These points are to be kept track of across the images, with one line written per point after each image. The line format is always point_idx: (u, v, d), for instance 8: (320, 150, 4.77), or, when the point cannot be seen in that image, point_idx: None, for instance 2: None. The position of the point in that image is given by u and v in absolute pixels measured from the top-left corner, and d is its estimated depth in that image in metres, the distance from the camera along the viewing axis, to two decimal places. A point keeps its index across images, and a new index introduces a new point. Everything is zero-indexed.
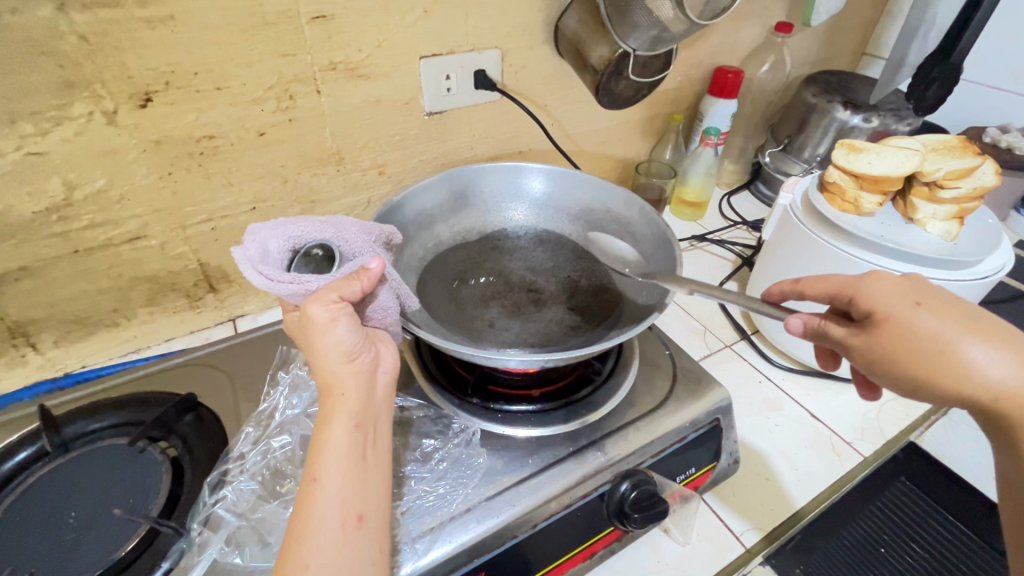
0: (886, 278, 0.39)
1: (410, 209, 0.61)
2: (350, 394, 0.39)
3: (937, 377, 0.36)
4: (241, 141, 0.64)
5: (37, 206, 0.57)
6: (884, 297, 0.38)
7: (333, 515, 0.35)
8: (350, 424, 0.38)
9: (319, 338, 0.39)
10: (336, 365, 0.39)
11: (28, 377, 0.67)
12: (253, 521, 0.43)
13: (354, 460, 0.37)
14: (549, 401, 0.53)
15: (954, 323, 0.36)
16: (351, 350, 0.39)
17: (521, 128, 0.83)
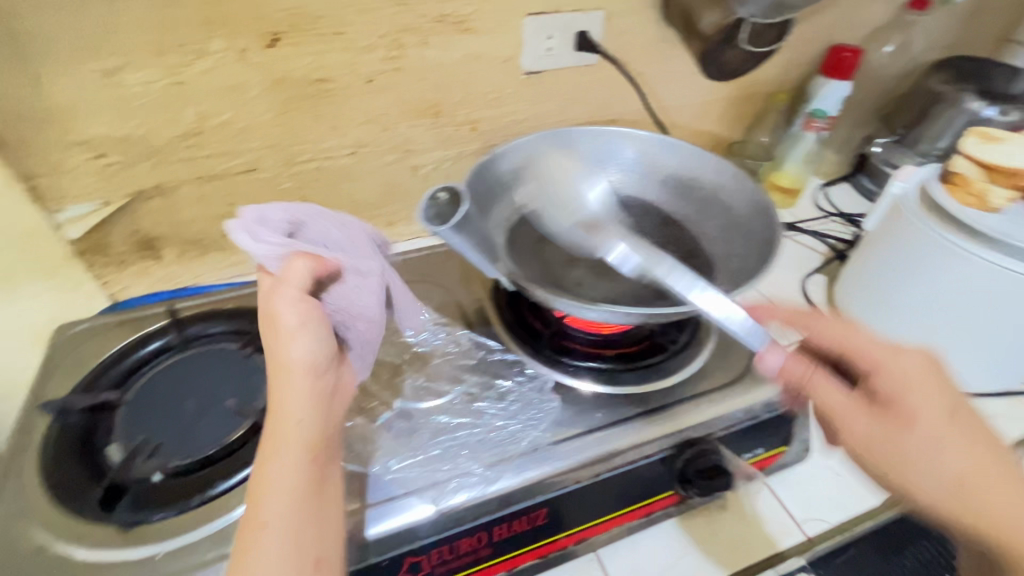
0: (917, 359, 0.40)
1: (502, 166, 0.62)
2: (302, 407, 0.38)
3: (887, 442, 0.38)
4: (351, 87, 0.68)
5: (174, 132, 0.64)
6: (908, 376, 0.39)
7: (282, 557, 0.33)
8: (309, 440, 0.37)
9: (286, 345, 0.39)
10: (298, 375, 0.39)
11: (150, 285, 0.76)
12: (343, 429, 0.48)
13: (305, 498, 0.35)
14: (622, 362, 0.54)
15: (933, 397, 0.38)
16: (306, 351, 0.40)
17: (615, 95, 0.82)
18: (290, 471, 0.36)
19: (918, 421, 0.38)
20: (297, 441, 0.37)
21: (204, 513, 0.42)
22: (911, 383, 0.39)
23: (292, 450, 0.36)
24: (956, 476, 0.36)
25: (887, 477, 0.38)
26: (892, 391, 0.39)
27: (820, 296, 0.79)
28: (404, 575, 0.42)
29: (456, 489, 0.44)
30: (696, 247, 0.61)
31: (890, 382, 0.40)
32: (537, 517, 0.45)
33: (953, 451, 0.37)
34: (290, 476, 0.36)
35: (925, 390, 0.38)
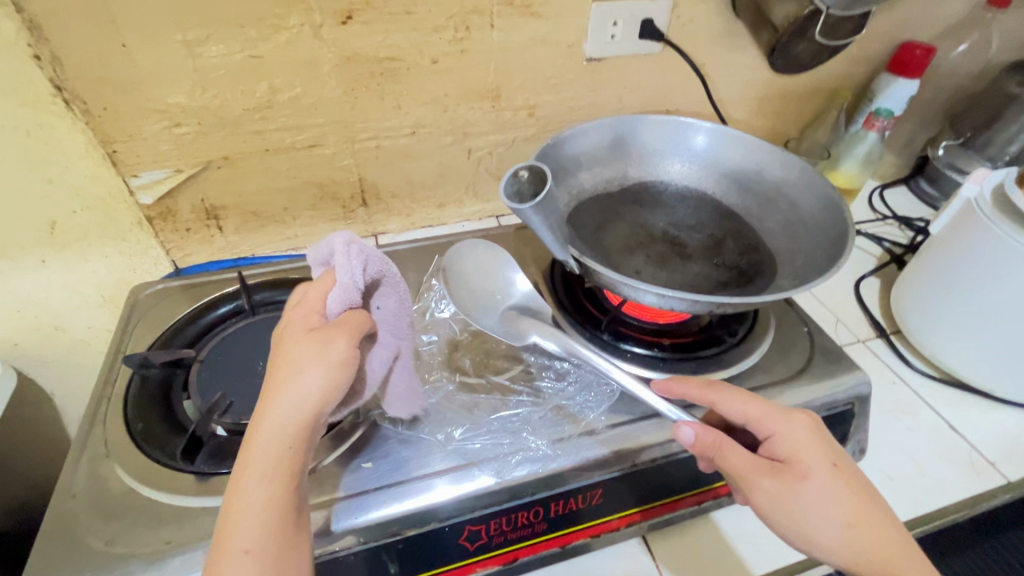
0: (804, 421, 0.42)
1: (565, 150, 0.62)
2: (281, 412, 0.35)
3: (788, 499, 0.39)
4: (416, 67, 0.68)
5: (246, 104, 0.66)
6: (796, 439, 0.41)
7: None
8: (286, 446, 0.35)
9: (296, 375, 0.36)
10: (283, 380, 0.36)
11: (211, 254, 0.79)
12: None
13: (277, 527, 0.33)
14: (679, 351, 0.54)
15: (822, 454, 0.41)
16: (301, 362, 0.37)
17: (675, 86, 0.81)
18: (256, 475, 0.34)
19: (811, 476, 0.39)
20: (268, 446, 0.35)
21: None
22: (783, 436, 0.41)
23: (259, 454, 0.34)
24: (851, 527, 0.38)
25: (795, 535, 0.39)
26: (788, 451, 0.41)
27: (875, 299, 0.77)
28: (465, 542, 0.43)
29: (519, 463, 0.46)
30: (757, 241, 0.60)
31: (783, 442, 0.41)
32: (593, 496, 0.46)
33: (844, 502, 0.39)
34: (255, 480, 0.34)
35: (796, 443, 0.41)
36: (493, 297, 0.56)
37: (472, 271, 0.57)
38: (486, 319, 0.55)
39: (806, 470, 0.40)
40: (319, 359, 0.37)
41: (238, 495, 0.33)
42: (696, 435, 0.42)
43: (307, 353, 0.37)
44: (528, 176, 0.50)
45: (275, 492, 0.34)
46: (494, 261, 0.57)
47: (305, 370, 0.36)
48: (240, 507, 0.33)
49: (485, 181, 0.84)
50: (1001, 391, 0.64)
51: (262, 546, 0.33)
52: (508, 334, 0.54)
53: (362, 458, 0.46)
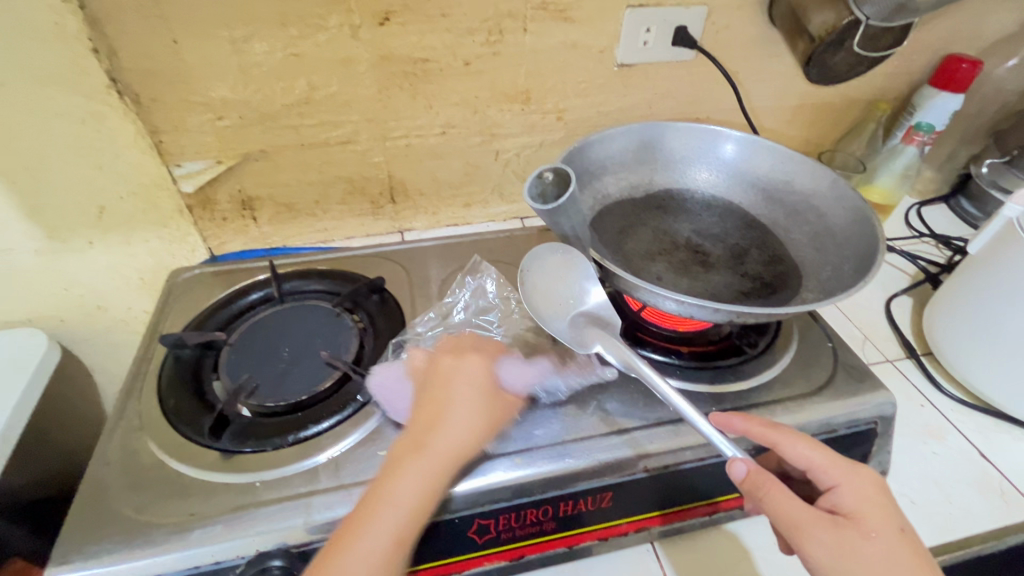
0: (870, 478, 0.41)
1: (592, 154, 0.62)
2: (439, 433, 0.42)
3: (842, 554, 0.37)
4: (449, 68, 0.70)
5: (285, 100, 0.68)
6: (861, 495, 0.39)
7: None
8: (439, 457, 0.41)
9: (450, 405, 0.44)
10: (444, 411, 0.43)
11: (244, 243, 0.82)
12: None
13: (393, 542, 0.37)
14: (696, 359, 0.54)
15: (886, 514, 0.39)
16: (462, 398, 0.44)
17: (706, 93, 0.80)
18: (416, 475, 0.40)
19: (874, 535, 0.38)
20: (431, 454, 0.41)
21: (297, 451, 0.46)
22: (848, 491, 0.40)
23: (423, 460, 0.40)
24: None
25: None
26: (850, 504, 0.39)
27: (906, 318, 0.75)
28: (472, 535, 0.44)
29: (529, 459, 0.46)
30: (783, 252, 0.59)
31: (847, 496, 0.40)
32: (603, 498, 0.46)
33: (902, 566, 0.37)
34: (412, 478, 0.40)
35: (861, 499, 0.39)
36: (565, 304, 0.53)
37: (548, 277, 0.54)
38: (555, 325, 0.52)
39: (871, 529, 0.38)
40: (479, 391, 0.46)
41: (394, 487, 0.39)
42: (750, 472, 0.40)
43: (474, 398, 0.45)
44: (552, 178, 0.51)
45: (411, 512, 0.39)
46: (568, 271, 0.53)
47: (469, 411, 0.44)
48: (396, 499, 0.39)
49: (511, 183, 0.85)
50: None
51: (405, 540, 0.38)
52: (571, 342, 0.52)
53: (377, 446, 0.47)
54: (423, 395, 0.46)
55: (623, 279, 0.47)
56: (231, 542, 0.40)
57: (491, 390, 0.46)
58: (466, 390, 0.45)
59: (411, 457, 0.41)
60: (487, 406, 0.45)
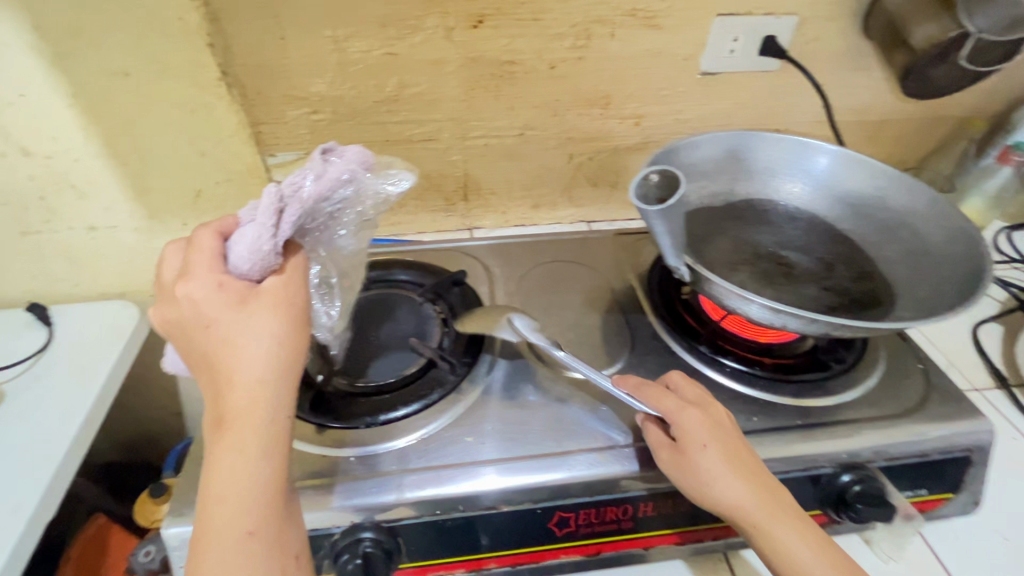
0: (697, 410, 0.44)
1: (678, 160, 0.62)
2: (237, 390, 0.37)
3: (676, 472, 0.42)
4: (534, 72, 0.72)
5: (376, 97, 0.71)
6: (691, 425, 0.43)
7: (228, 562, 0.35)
8: (262, 427, 0.37)
9: (243, 348, 0.37)
10: (224, 358, 0.37)
11: None
12: (506, 386, 0.53)
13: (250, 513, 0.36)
14: (780, 371, 0.53)
15: (706, 428, 0.43)
16: (236, 336, 0.37)
17: (789, 104, 0.79)
18: (236, 460, 0.36)
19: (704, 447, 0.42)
20: (246, 430, 0.37)
21: (382, 432, 0.48)
22: (685, 424, 0.43)
23: (240, 439, 0.36)
24: (736, 506, 0.40)
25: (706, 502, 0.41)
26: (682, 433, 0.43)
27: (996, 347, 0.71)
28: (552, 527, 0.45)
29: (613, 454, 0.47)
30: (872, 269, 0.58)
31: (684, 422, 0.43)
32: (684, 502, 0.46)
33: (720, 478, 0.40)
34: (244, 468, 0.36)
35: (688, 427, 0.43)
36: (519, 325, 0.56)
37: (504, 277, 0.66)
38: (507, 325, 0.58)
39: (700, 444, 0.42)
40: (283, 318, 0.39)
41: (223, 481, 0.36)
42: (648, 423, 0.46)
43: (234, 329, 0.37)
44: (657, 180, 0.51)
45: (248, 483, 0.36)
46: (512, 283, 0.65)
47: (255, 355, 0.37)
48: (230, 493, 0.36)
49: (582, 186, 0.86)
50: None
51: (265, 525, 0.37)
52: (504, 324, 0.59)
53: (462, 432, 0.49)
54: (188, 348, 0.39)
55: (711, 283, 0.47)
56: (330, 511, 0.43)
57: (247, 299, 0.38)
58: (212, 318, 0.38)
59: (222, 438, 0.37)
60: (257, 340, 0.38)
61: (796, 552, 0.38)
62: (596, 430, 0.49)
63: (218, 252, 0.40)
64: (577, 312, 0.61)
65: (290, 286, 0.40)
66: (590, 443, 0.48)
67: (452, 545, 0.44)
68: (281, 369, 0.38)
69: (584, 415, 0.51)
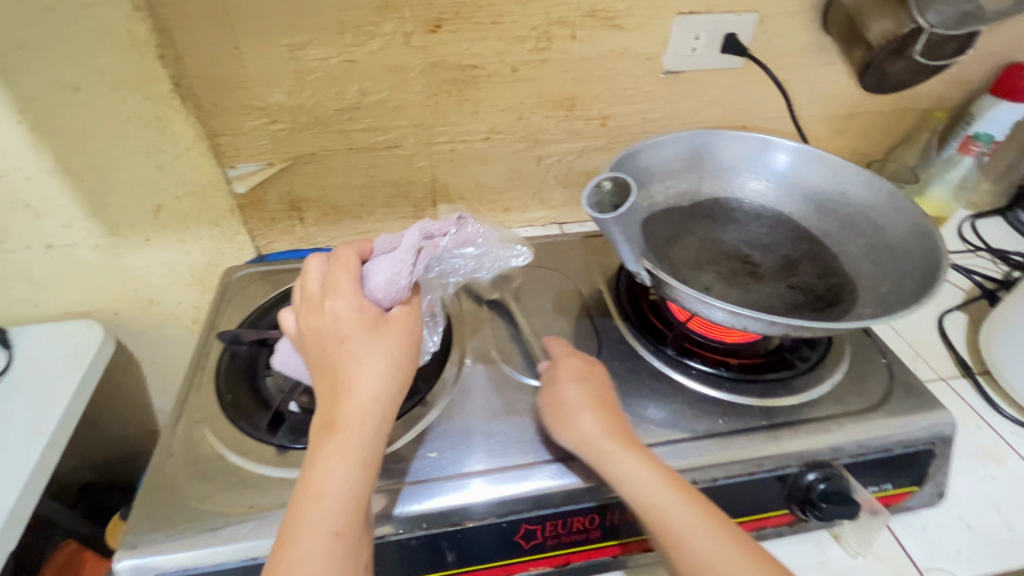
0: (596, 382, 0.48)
1: (641, 161, 0.62)
2: (355, 397, 0.40)
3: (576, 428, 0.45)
4: (497, 75, 0.71)
5: (337, 105, 0.70)
6: (591, 393, 0.47)
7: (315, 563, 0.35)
8: (367, 438, 0.39)
9: (366, 363, 0.41)
10: (348, 368, 0.41)
11: (291, 243, 0.84)
12: (471, 399, 0.52)
13: (343, 515, 0.37)
14: (745, 372, 0.53)
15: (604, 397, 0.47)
16: (366, 352, 0.41)
17: (755, 101, 0.79)
18: (340, 461, 0.38)
19: (595, 410, 0.45)
20: (353, 433, 0.39)
21: None
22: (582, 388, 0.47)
23: (348, 442, 0.39)
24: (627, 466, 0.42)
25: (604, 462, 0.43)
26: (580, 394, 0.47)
27: (962, 336, 0.72)
28: (519, 540, 0.44)
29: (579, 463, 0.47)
30: (836, 265, 0.58)
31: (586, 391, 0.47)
32: None
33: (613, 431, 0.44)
34: (344, 470, 0.38)
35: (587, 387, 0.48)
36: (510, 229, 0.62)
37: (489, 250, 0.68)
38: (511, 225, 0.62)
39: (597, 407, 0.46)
40: (406, 346, 0.43)
41: (325, 479, 0.38)
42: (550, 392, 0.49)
43: (364, 345, 0.41)
44: (610, 188, 0.51)
45: (349, 487, 0.38)
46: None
47: (376, 372, 0.41)
48: (330, 492, 0.38)
49: (552, 188, 0.85)
50: None
51: (352, 529, 0.37)
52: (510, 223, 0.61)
53: (427, 447, 0.48)
54: (316, 357, 0.42)
55: (671, 287, 0.47)
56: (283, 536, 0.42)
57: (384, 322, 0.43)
58: (351, 338, 0.42)
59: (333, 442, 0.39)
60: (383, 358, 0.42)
61: (677, 513, 0.39)
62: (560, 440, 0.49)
63: (358, 274, 0.45)
64: (545, 318, 0.61)
65: (412, 320, 0.44)
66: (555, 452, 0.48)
67: (418, 564, 0.44)
68: (394, 387, 0.42)
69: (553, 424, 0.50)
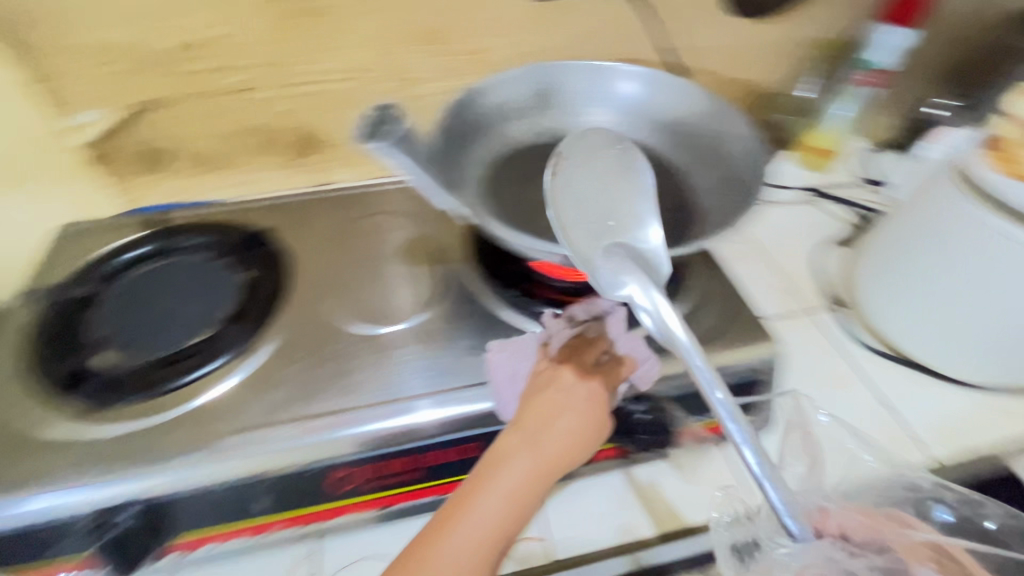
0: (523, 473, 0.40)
1: (486, 101, 0.60)
2: (517, 452, 0.41)
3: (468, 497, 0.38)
4: (350, 6, 0.66)
5: (175, 42, 0.64)
6: (505, 485, 0.39)
7: (496, 498, 0.38)
8: (505, 472, 0.39)
9: (558, 398, 0.44)
10: (554, 419, 0.42)
11: (162, 199, 0.78)
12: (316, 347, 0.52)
13: (526, 469, 0.40)
14: (587, 308, 0.55)
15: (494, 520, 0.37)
16: (564, 406, 0.43)
17: (637, 31, 0.75)
18: (524, 450, 0.41)
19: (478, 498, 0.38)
20: (544, 450, 0.41)
21: (170, 400, 0.47)
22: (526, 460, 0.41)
23: (493, 458, 0.40)
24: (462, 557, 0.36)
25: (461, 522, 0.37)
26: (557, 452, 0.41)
27: (837, 272, 0.72)
28: (327, 484, 0.45)
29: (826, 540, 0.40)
30: (688, 198, 0.58)
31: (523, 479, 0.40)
32: (469, 449, 0.47)
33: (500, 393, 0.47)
34: (509, 467, 0.40)
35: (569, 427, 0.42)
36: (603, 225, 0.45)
37: (585, 149, 0.49)
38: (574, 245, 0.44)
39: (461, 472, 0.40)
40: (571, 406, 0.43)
41: (519, 455, 0.40)
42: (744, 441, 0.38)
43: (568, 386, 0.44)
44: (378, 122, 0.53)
45: (516, 492, 0.39)
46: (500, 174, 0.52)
47: (568, 416, 0.43)
48: (507, 470, 0.40)
49: None
50: (943, 368, 0.61)
51: (531, 499, 0.39)
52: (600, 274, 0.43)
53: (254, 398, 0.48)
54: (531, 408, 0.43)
55: (493, 232, 0.49)
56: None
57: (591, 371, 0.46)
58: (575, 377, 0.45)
59: (485, 480, 0.39)
60: None
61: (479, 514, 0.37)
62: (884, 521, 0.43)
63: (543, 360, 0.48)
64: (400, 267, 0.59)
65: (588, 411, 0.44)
66: (390, 391, 0.48)
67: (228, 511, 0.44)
68: (566, 442, 0.42)
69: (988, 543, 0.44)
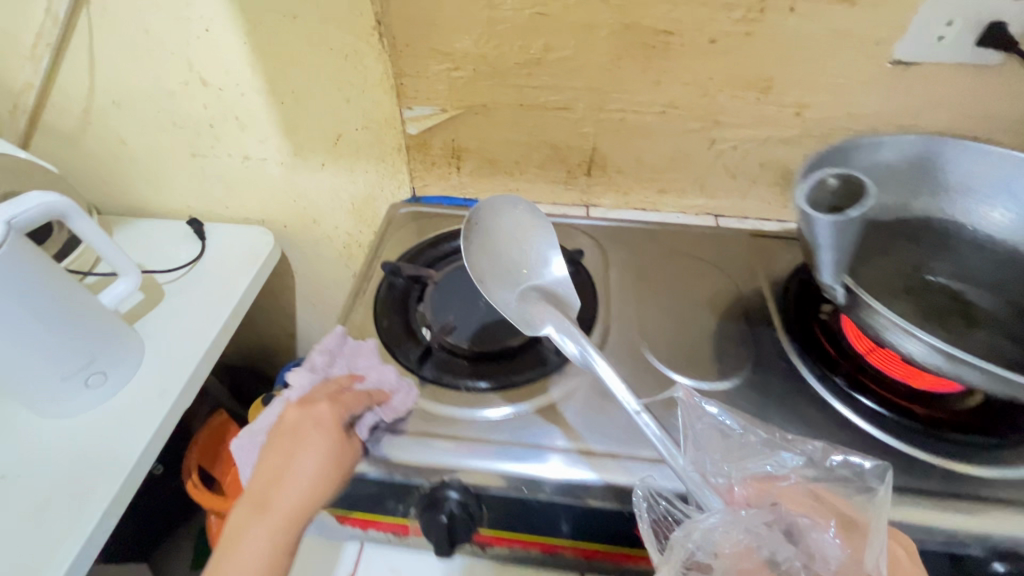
0: (257, 542, 0.47)
1: (862, 160, 0.55)
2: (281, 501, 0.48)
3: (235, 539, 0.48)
4: (692, 46, 0.65)
5: (520, 58, 0.70)
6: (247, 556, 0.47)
7: (253, 546, 0.47)
8: (285, 519, 0.48)
9: (300, 454, 0.49)
10: (291, 462, 0.49)
11: (445, 189, 0.86)
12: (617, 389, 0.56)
13: (257, 520, 0.48)
14: (922, 422, 0.50)
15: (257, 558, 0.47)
16: (306, 446, 0.49)
17: (1004, 110, 0.65)
18: (264, 517, 0.48)
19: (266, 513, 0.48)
20: (277, 503, 0.48)
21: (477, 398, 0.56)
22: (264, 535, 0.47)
23: (270, 521, 0.48)
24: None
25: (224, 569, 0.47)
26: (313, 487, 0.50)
27: None
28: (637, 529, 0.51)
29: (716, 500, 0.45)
30: None
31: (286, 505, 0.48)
32: None
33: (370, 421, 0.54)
34: (254, 536, 0.47)
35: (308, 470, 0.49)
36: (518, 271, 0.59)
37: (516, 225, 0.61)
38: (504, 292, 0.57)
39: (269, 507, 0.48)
40: (300, 477, 0.48)
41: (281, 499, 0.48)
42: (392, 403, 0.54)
43: (309, 442, 0.49)
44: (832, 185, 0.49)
45: (267, 548, 0.47)
46: (534, 232, 0.60)
47: (305, 469, 0.48)
48: (259, 525, 0.47)
49: (717, 177, 0.78)
50: None
51: (285, 539, 0.48)
52: (523, 318, 0.55)
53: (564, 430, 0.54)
54: (277, 443, 0.50)
55: (860, 300, 0.44)
56: None
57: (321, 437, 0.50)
58: (314, 446, 0.49)
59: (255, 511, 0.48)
60: None
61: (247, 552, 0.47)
62: (804, 495, 0.46)
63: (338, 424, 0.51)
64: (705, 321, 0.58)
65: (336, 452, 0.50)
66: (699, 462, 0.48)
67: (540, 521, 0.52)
68: (315, 487, 0.49)
69: (876, 500, 0.44)
